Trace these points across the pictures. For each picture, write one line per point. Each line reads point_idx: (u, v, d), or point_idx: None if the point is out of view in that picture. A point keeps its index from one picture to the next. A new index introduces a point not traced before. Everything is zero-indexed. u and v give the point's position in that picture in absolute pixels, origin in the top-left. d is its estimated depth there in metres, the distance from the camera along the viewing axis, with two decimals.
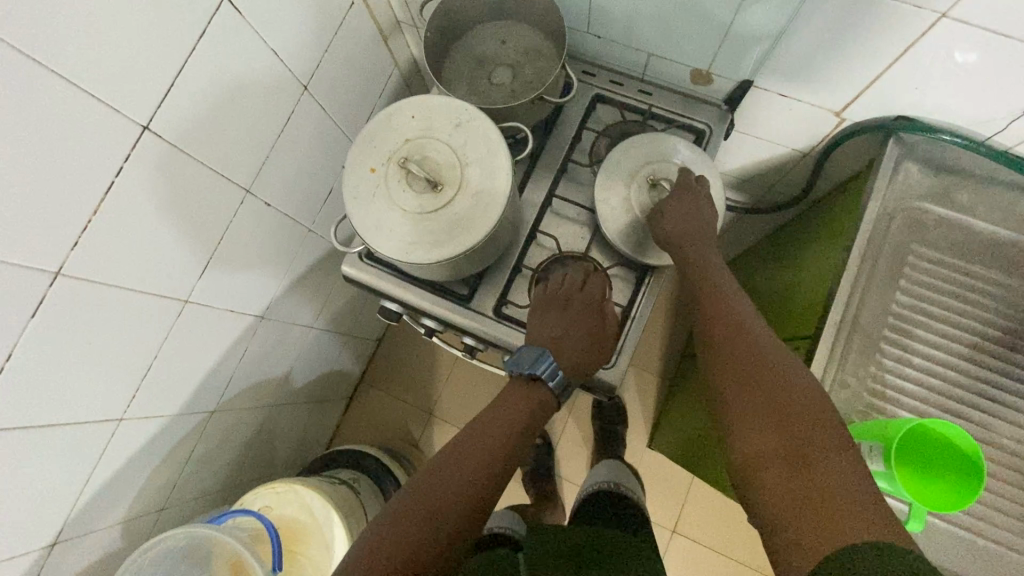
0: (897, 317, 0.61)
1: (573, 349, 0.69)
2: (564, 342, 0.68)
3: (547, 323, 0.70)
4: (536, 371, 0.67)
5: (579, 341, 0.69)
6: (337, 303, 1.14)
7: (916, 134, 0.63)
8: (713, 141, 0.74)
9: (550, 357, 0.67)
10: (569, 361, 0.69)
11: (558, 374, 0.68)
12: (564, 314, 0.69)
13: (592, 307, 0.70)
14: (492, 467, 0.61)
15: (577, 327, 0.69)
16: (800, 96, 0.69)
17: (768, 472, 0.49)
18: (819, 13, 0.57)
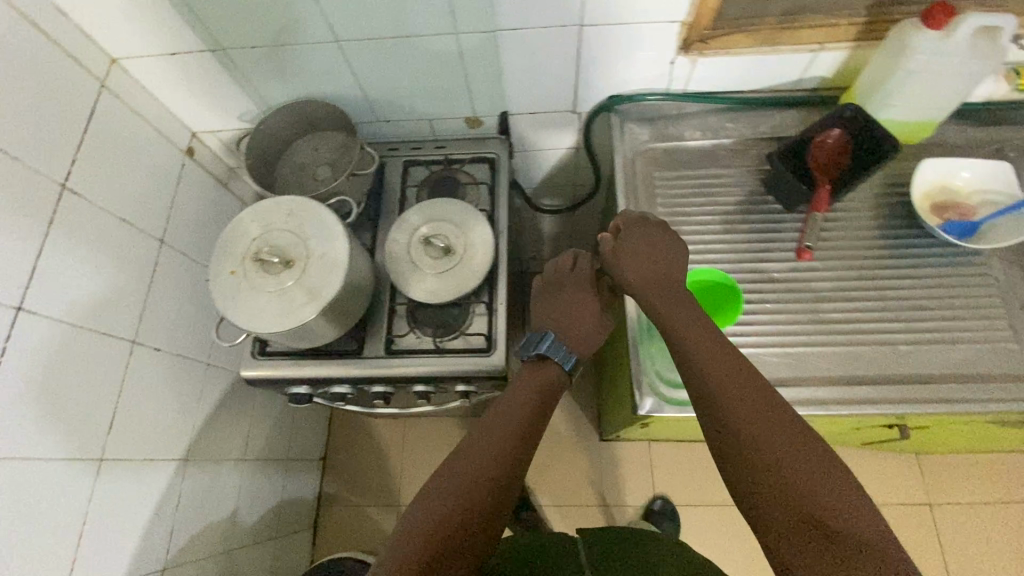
0: (667, 226, 0.81)
1: (570, 326, 0.84)
2: (562, 322, 0.84)
3: (546, 309, 0.87)
4: (539, 351, 0.81)
5: (578, 321, 0.84)
6: (262, 430, 1.18)
7: (623, 104, 0.87)
8: (502, 161, 0.95)
9: (550, 338, 0.81)
10: (571, 338, 0.83)
11: (562, 351, 0.81)
12: (558, 300, 0.87)
13: (584, 286, 0.86)
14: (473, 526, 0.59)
15: (569, 307, 0.85)
16: (543, 108, 0.92)
17: (805, 536, 0.49)
18: (513, 51, 0.80)
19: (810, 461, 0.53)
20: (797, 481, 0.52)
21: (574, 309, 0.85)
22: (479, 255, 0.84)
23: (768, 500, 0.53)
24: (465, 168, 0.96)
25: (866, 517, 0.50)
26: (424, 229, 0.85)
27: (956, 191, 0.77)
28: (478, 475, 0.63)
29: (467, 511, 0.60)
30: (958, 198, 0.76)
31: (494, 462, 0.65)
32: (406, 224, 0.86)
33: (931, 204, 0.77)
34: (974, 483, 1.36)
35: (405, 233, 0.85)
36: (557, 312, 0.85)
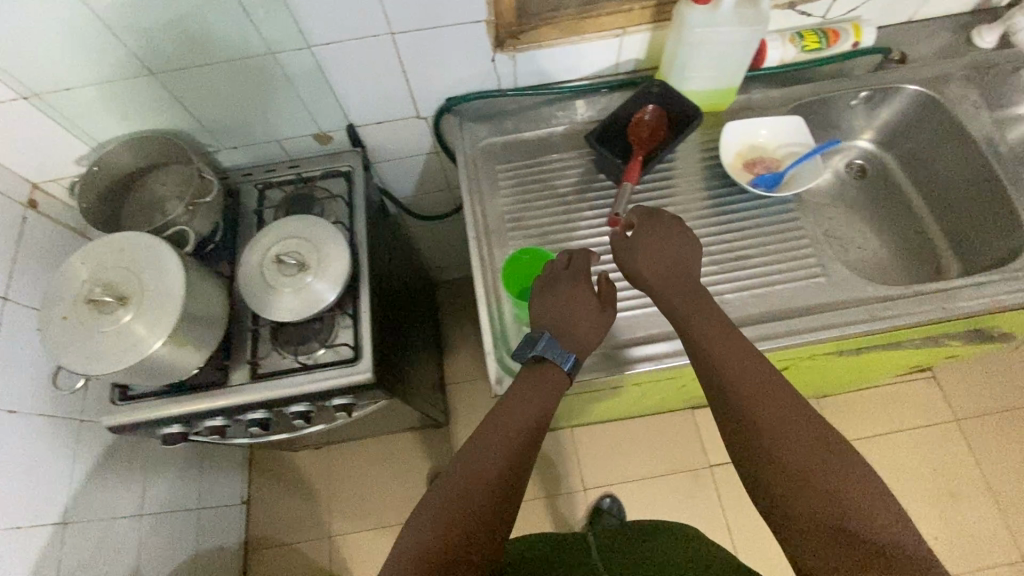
0: (510, 213, 0.84)
1: (571, 327, 0.70)
2: (562, 322, 0.71)
3: (544, 306, 0.72)
4: (540, 351, 0.68)
5: (581, 319, 0.71)
6: (161, 481, 1.13)
7: (459, 104, 0.91)
8: (357, 173, 0.97)
9: (551, 337, 0.69)
10: (573, 341, 0.70)
11: (569, 354, 0.69)
12: (552, 298, 0.72)
13: (586, 281, 0.73)
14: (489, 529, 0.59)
15: (571, 304, 0.71)
16: (387, 117, 0.94)
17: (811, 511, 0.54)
18: (336, 65, 0.82)
19: (824, 447, 0.57)
20: (819, 472, 0.55)
21: (570, 306, 0.71)
22: (333, 266, 0.84)
23: (776, 479, 0.57)
24: (320, 184, 0.96)
25: (872, 492, 0.54)
26: (276, 248, 0.85)
27: (760, 150, 0.85)
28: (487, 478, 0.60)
29: (474, 520, 0.57)
30: (763, 155, 0.85)
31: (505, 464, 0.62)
32: (258, 246, 0.86)
33: (741, 162, 0.85)
34: (872, 417, 1.46)
35: (257, 255, 0.85)
36: (557, 309, 0.71)
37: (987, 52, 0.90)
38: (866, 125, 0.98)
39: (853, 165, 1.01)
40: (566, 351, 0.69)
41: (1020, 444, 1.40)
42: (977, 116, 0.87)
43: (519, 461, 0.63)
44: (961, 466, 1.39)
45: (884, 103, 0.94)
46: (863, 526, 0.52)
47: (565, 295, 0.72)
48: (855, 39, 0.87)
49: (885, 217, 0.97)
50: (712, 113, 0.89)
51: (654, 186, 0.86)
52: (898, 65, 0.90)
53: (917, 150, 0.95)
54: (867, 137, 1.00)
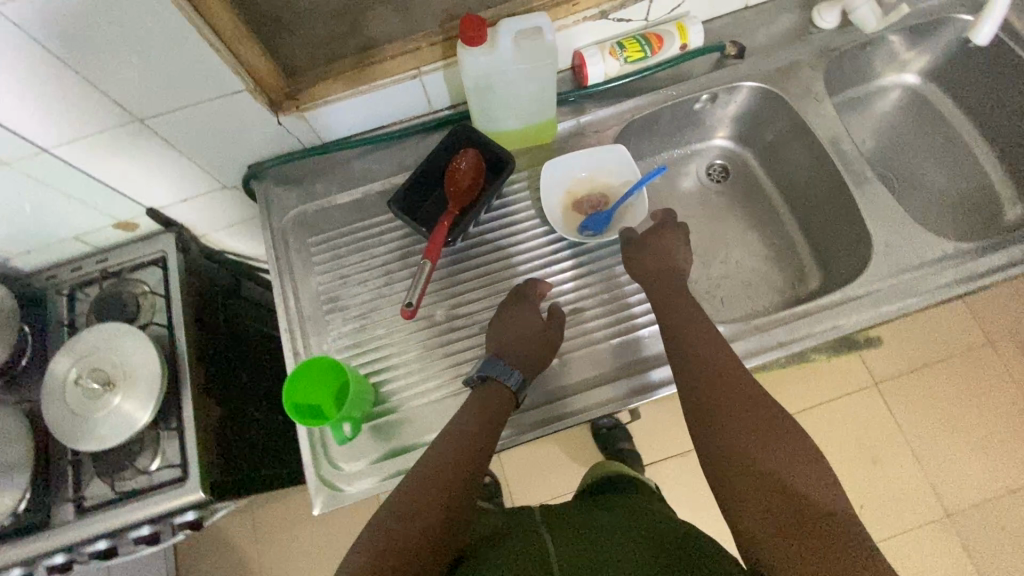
0: (325, 292, 0.76)
1: (510, 343, 0.69)
2: (508, 341, 0.70)
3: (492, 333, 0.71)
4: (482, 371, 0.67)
5: (522, 337, 0.69)
6: None
7: (262, 171, 0.81)
8: (169, 258, 0.87)
9: (492, 360, 0.68)
10: (514, 357, 0.68)
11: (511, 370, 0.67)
12: (499, 320, 0.72)
13: (529, 303, 0.73)
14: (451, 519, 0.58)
15: (512, 323, 0.71)
16: (189, 194, 0.84)
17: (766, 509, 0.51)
18: (95, 158, 0.72)
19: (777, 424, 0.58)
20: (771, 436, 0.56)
21: (522, 324, 0.71)
22: (143, 378, 0.77)
23: (730, 440, 0.57)
24: (132, 276, 0.87)
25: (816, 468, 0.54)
26: (78, 368, 0.77)
27: (587, 186, 0.80)
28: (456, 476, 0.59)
29: (444, 507, 0.57)
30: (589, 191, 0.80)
31: (472, 460, 0.61)
32: (59, 367, 0.78)
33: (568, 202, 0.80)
34: (794, 393, 1.44)
35: (60, 377, 0.78)
36: (499, 331, 0.71)
37: (830, 34, 0.82)
38: (720, 123, 0.91)
39: (713, 166, 0.94)
40: (510, 367, 0.67)
41: (940, 398, 1.40)
42: (821, 110, 0.80)
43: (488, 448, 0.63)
44: (884, 429, 1.39)
45: (730, 101, 0.86)
46: (809, 507, 0.51)
47: (517, 313, 0.72)
48: (681, 41, 0.79)
49: (750, 221, 0.90)
50: (539, 145, 0.82)
51: (482, 237, 0.79)
52: (736, 61, 0.82)
53: (773, 146, 0.88)
54: (724, 136, 0.93)
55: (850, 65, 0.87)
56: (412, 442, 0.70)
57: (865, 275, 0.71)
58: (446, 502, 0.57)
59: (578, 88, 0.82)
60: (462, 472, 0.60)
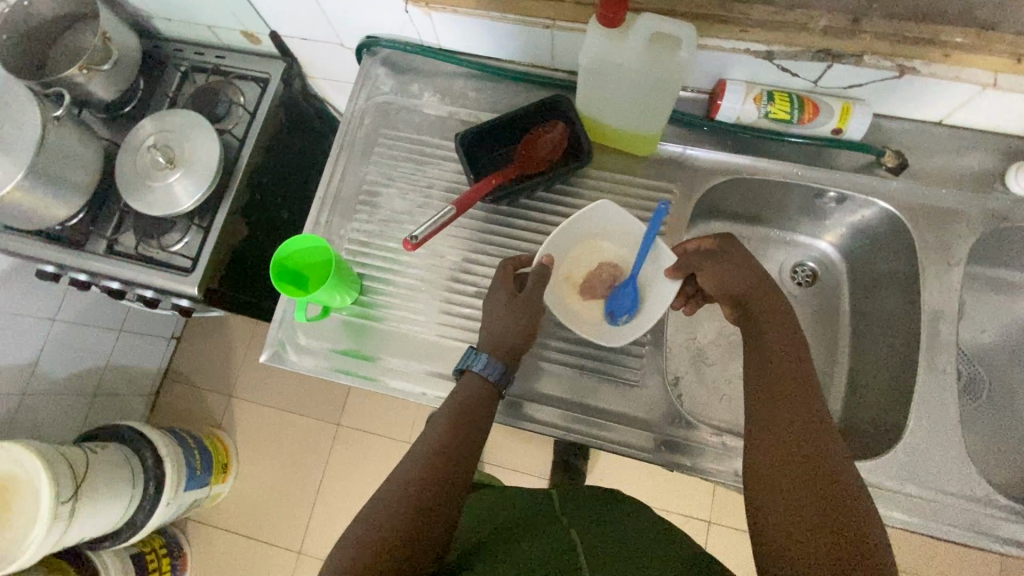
0: (367, 186, 0.78)
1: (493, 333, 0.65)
2: (499, 340, 0.64)
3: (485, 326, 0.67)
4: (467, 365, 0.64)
5: (507, 324, 0.65)
6: (81, 299, 1.28)
7: (375, 47, 0.82)
8: (270, 84, 0.92)
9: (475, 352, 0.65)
10: (495, 343, 0.65)
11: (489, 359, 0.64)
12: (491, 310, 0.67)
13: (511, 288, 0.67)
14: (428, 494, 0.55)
15: (498, 310, 0.66)
16: (310, 37, 0.87)
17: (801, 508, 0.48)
18: None
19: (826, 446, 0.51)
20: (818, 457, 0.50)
21: (509, 316, 0.65)
22: (196, 177, 0.84)
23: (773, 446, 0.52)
24: (237, 84, 0.93)
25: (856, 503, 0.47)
26: (154, 138, 0.86)
27: (595, 263, 0.73)
28: (425, 508, 0.54)
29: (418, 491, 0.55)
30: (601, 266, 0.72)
31: (444, 446, 0.59)
32: (143, 129, 0.87)
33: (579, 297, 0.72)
34: None
35: (139, 138, 0.87)
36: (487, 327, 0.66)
37: (1012, 200, 0.69)
38: (836, 228, 0.80)
39: (802, 267, 0.84)
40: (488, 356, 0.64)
41: None
42: (945, 274, 0.69)
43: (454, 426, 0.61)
44: None
45: (857, 211, 0.75)
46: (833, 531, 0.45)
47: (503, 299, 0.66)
48: (838, 124, 0.69)
49: (805, 340, 0.81)
50: (632, 155, 0.76)
51: (528, 213, 0.77)
52: (887, 176, 0.71)
53: (875, 280, 0.77)
54: (832, 242, 0.82)
55: (1017, 244, 0.72)
56: (370, 353, 0.73)
57: (873, 461, 0.63)
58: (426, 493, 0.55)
59: (702, 117, 0.74)
60: (446, 453, 0.58)
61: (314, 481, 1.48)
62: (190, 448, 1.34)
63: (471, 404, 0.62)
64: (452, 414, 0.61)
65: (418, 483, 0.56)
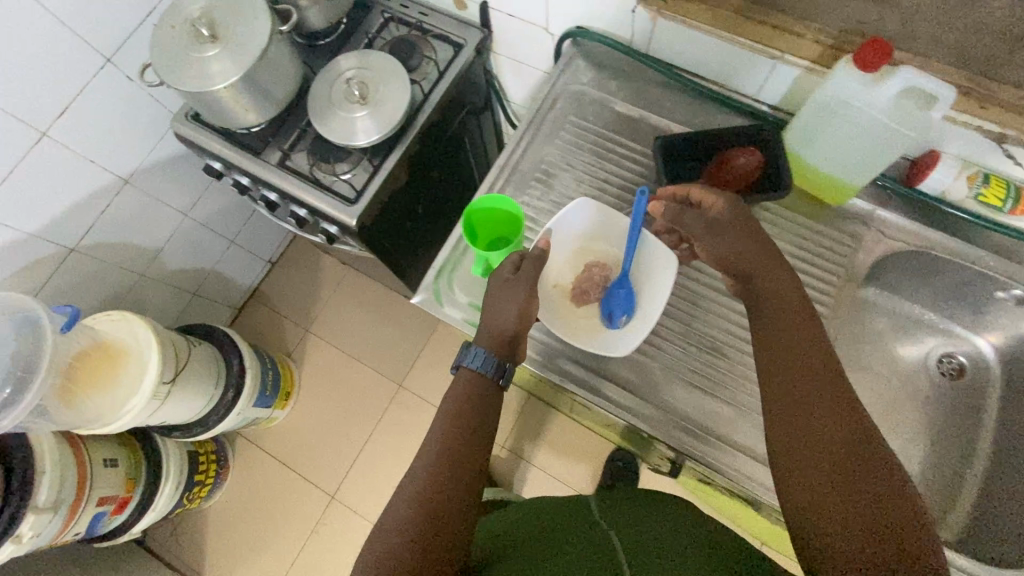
0: (547, 166, 0.81)
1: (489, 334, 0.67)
2: (492, 336, 0.66)
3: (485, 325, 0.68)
4: (461, 363, 0.65)
5: (501, 317, 0.67)
6: (213, 203, 1.35)
7: (584, 38, 0.84)
8: (465, 50, 0.96)
9: (471, 348, 0.66)
10: (490, 340, 0.66)
11: (485, 356, 0.65)
12: (492, 304, 0.68)
13: (516, 286, 0.67)
14: (439, 480, 0.58)
15: (498, 304, 0.68)
16: (519, 15, 0.90)
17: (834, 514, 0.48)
18: None
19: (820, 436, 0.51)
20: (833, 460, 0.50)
21: (505, 302, 0.67)
22: (380, 119, 0.88)
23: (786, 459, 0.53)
24: (432, 43, 0.97)
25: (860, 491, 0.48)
26: (350, 72, 0.90)
27: (590, 262, 0.76)
28: (442, 520, 0.55)
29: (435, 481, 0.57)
30: (594, 267, 0.76)
31: (457, 439, 0.61)
32: (344, 62, 0.92)
33: (573, 296, 0.76)
34: None
35: (338, 70, 0.92)
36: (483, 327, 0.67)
37: None
38: (1001, 329, 0.77)
39: (950, 359, 0.81)
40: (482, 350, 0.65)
41: None
42: None
43: (461, 415, 0.63)
44: None
45: None
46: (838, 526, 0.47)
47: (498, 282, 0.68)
48: None
49: (935, 432, 0.78)
50: (816, 201, 0.75)
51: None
52: None
53: None
54: (992, 343, 0.79)
55: None
56: None
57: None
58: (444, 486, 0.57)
59: (902, 182, 0.73)
60: (456, 444, 0.60)
61: (363, 433, 1.51)
62: (266, 368, 1.39)
63: (467, 402, 0.63)
64: (460, 405, 0.63)
65: (436, 471, 0.58)
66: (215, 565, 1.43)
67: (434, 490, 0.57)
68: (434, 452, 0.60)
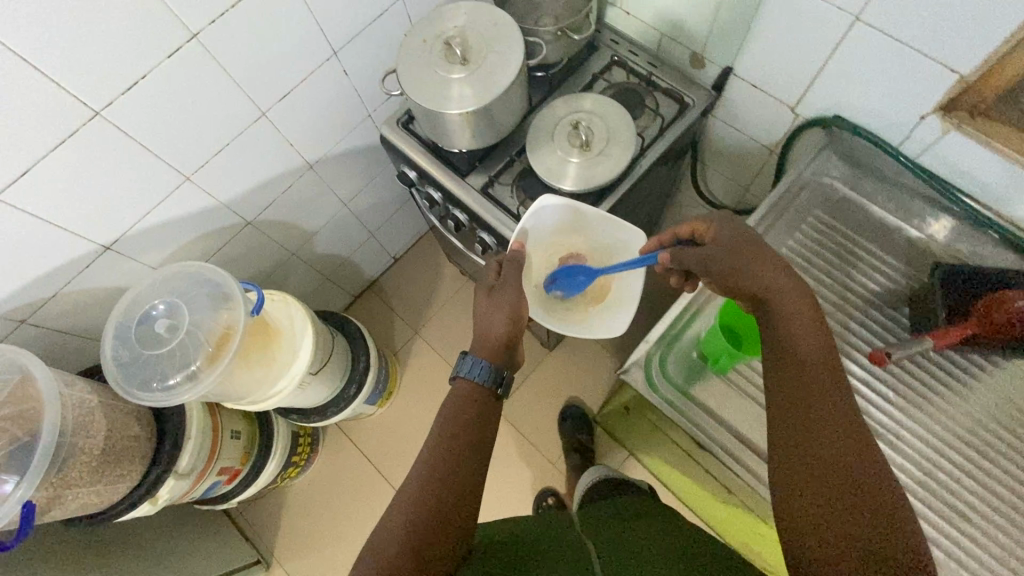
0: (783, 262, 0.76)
1: (483, 343, 0.76)
2: (485, 343, 0.76)
3: (480, 331, 0.78)
4: (455, 369, 0.74)
5: (495, 321, 0.77)
6: (369, 196, 1.36)
7: (843, 130, 0.79)
8: (693, 111, 0.92)
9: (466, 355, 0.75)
10: (489, 348, 0.76)
11: (478, 362, 0.74)
12: (486, 311, 0.79)
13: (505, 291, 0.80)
14: (437, 478, 0.63)
15: (490, 314, 0.78)
16: (766, 89, 0.85)
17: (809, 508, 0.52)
18: (778, 6, 0.74)
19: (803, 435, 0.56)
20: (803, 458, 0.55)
21: (492, 314, 0.79)
22: (602, 171, 0.85)
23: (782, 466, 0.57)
24: (658, 96, 0.94)
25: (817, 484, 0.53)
26: (580, 116, 0.88)
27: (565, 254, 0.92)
28: (436, 526, 0.60)
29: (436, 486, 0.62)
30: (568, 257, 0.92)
31: (456, 451, 0.66)
32: (572, 103, 0.90)
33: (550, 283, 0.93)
34: None
35: (564, 110, 0.90)
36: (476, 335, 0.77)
37: None
38: None
39: None
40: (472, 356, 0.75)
41: None
42: None
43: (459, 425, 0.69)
44: None
45: None
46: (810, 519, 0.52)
47: (483, 299, 0.80)
48: None
49: None
50: None
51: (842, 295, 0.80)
52: None
53: None
54: None
55: None
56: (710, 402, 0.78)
57: None
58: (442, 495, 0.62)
59: None
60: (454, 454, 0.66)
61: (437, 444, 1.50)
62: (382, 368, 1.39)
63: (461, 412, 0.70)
64: (459, 420, 0.69)
65: (434, 478, 0.63)
66: (287, 547, 1.43)
67: (432, 495, 0.62)
68: (427, 457, 0.66)
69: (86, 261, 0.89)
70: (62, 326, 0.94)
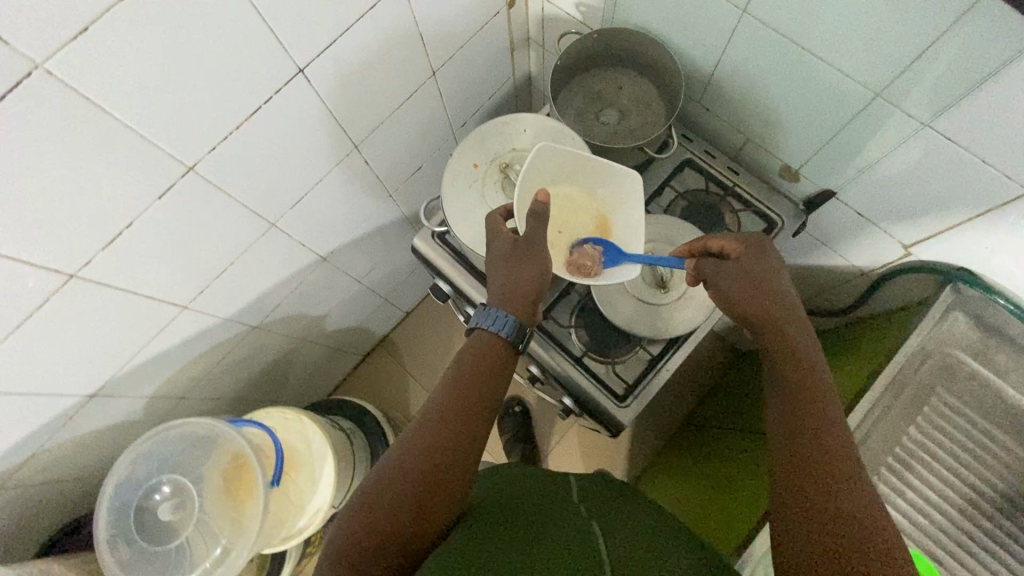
0: (904, 451, 0.70)
1: (508, 299, 0.64)
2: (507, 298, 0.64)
3: (497, 282, 0.65)
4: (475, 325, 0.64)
5: (515, 275, 0.64)
6: (385, 267, 1.22)
7: (972, 289, 0.70)
8: (781, 233, 0.79)
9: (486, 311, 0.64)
10: (512, 305, 0.64)
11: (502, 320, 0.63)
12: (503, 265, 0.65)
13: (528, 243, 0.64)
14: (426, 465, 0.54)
15: (508, 268, 0.65)
16: (876, 220, 0.75)
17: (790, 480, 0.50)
18: (918, 152, 0.62)
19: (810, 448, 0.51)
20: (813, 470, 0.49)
21: (517, 273, 0.64)
22: (682, 318, 0.75)
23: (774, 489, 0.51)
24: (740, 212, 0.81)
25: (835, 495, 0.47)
26: (656, 249, 0.76)
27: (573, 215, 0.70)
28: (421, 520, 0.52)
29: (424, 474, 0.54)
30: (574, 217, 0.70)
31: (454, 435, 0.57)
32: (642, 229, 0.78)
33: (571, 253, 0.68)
34: None
35: None
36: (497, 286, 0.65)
37: None
38: None
39: None
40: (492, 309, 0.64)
41: None
42: None
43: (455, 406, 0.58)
44: None
45: None
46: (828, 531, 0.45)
47: (503, 252, 0.65)
48: None
49: None
50: None
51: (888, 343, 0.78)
52: None
53: None
54: None
55: None
56: None
57: None
58: (427, 491, 0.53)
59: None
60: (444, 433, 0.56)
61: None
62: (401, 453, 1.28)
63: (479, 363, 0.62)
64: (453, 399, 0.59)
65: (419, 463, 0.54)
66: None
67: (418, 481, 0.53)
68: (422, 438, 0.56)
69: (66, 415, 0.75)
70: (44, 477, 0.81)
